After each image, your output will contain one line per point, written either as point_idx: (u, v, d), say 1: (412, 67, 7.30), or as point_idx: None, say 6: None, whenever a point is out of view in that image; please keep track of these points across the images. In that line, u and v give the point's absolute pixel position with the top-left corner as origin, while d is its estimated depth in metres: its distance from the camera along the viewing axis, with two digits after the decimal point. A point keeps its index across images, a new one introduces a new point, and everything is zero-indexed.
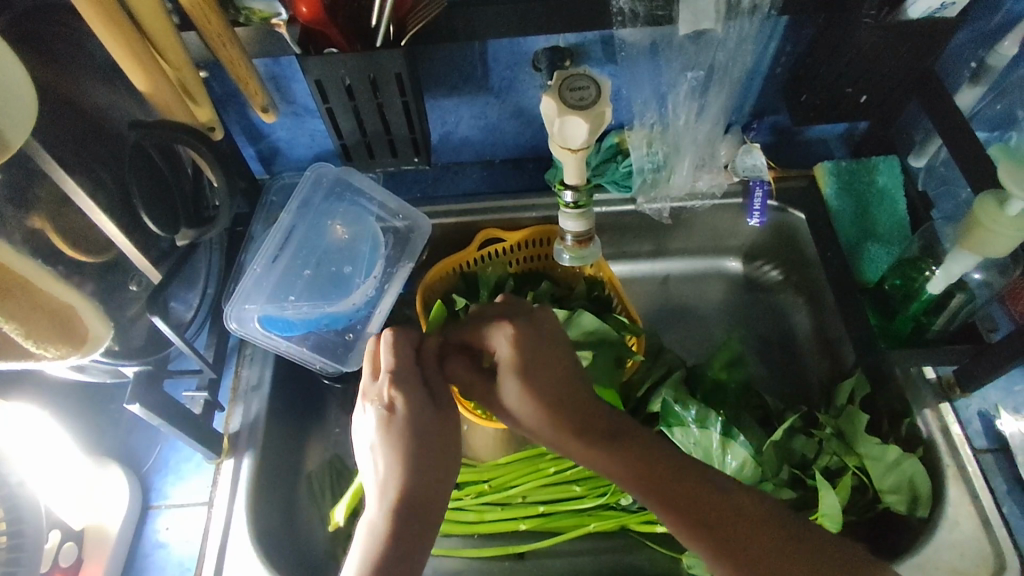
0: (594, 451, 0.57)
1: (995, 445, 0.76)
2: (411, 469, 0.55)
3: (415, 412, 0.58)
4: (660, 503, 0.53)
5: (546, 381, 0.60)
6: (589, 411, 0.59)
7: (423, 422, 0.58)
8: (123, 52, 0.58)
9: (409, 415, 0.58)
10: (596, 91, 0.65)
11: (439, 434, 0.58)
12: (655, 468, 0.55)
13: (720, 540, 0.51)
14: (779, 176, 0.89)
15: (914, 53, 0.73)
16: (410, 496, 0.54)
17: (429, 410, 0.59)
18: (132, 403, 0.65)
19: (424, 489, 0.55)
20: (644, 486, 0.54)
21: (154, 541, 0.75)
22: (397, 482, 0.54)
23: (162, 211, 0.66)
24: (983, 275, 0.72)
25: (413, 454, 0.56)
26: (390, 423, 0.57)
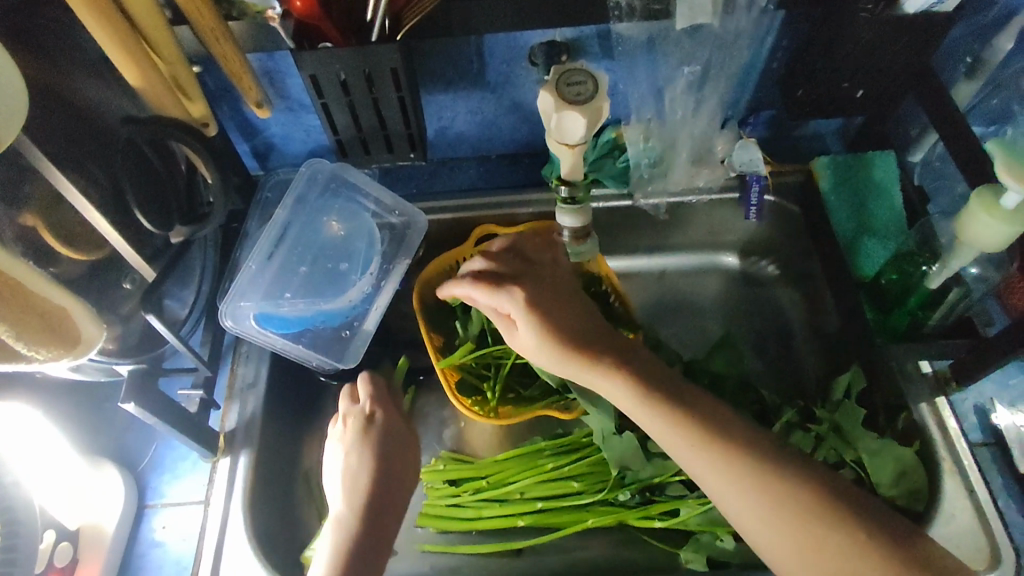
0: (614, 377, 0.64)
1: (991, 438, 0.77)
2: (371, 478, 0.73)
3: (367, 435, 0.75)
4: (675, 417, 0.61)
5: (558, 314, 0.68)
6: (603, 342, 0.67)
7: (386, 445, 0.75)
8: (115, 47, 0.57)
9: (373, 437, 0.75)
10: (592, 86, 0.64)
11: (400, 458, 0.75)
12: (672, 392, 0.63)
13: (726, 445, 0.59)
14: (775, 171, 0.88)
15: (911, 47, 0.73)
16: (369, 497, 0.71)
17: (383, 438, 0.75)
18: (127, 403, 0.64)
19: (383, 494, 0.72)
20: (655, 412, 0.62)
21: (151, 540, 0.74)
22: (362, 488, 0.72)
23: (155, 207, 0.65)
24: (979, 270, 0.73)
25: (373, 474, 0.73)
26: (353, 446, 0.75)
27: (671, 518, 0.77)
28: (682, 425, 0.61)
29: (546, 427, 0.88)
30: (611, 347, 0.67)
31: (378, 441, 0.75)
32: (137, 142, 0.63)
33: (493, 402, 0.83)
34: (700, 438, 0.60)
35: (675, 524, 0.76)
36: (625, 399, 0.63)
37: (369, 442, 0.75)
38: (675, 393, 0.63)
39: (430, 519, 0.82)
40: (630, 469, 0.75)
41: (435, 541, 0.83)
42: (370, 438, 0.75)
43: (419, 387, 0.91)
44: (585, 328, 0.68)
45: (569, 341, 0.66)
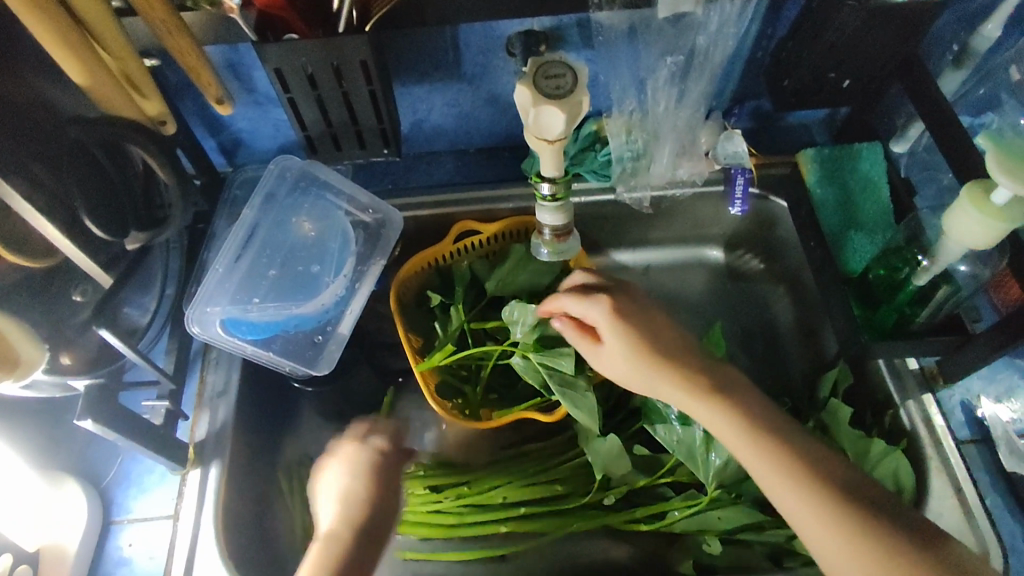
0: (720, 407, 0.61)
1: (977, 435, 0.76)
2: (352, 517, 0.66)
3: (378, 463, 0.70)
4: (780, 457, 0.57)
5: (644, 326, 0.67)
6: (685, 356, 0.66)
7: (388, 481, 0.70)
8: (55, 42, 0.53)
9: (372, 470, 0.70)
10: (572, 79, 0.61)
11: (391, 500, 0.69)
12: (781, 434, 0.59)
13: (832, 493, 0.55)
14: (761, 163, 0.87)
15: (898, 36, 0.71)
16: (348, 535, 0.65)
17: (388, 475, 0.70)
18: (83, 420, 0.60)
19: (363, 539, 0.65)
20: (728, 416, 0.61)
21: (117, 558, 0.71)
22: (338, 524, 0.66)
23: (106, 212, 0.61)
24: (969, 267, 0.70)
25: (357, 512, 0.67)
26: (345, 480, 0.69)
27: (657, 521, 0.75)
28: (784, 467, 0.57)
29: (530, 429, 0.86)
30: (710, 380, 0.64)
31: (380, 477, 0.69)
32: (87, 143, 0.59)
33: (474, 405, 0.80)
34: (765, 439, 0.59)
35: (661, 526, 0.74)
36: (726, 430, 0.60)
37: (360, 474, 0.69)
38: (788, 437, 0.59)
39: (411, 526, 0.80)
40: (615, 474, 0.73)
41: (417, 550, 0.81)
42: (369, 470, 0.69)
43: (398, 389, 0.88)
44: (669, 342, 0.67)
45: (663, 361, 0.65)
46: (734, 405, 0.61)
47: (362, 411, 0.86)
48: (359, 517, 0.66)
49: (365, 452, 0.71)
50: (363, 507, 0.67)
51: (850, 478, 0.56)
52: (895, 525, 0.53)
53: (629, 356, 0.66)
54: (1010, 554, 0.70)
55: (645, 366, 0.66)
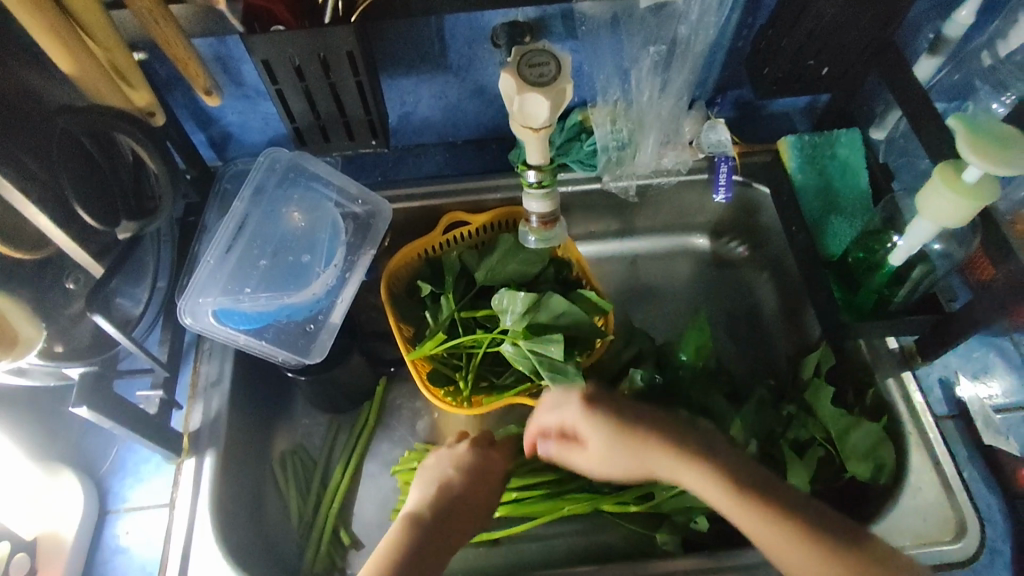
0: (714, 478, 0.59)
1: (955, 412, 0.78)
2: (439, 501, 0.67)
3: (480, 458, 0.73)
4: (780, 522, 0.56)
5: (610, 398, 0.68)
6: (653, 418, 0.66)
7: (484, 477, 0.72)
8: (43, 31, 0.54)
9: (474, 466, 0.72)
10: (555, 67, 0.63)
11: (480, 496, 0.70)
12: (774, 491, 0.58)
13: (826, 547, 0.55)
14: (743, 151, 0.88)
15: (874, 23, 0.73)
16: (436, 516, 0.66)
17: (484, 473, 0.72)
18: (79, 407, 0.61)
19: (448, 520, 0.66)
20: (709, 476, 0.60)
21: (114, 546, 0.72)
22: (426, 507, 0.67)
23: (94, 199, 0.62)
24: (942, 246, 0.72)
25: (446, 496, 0.68)
26: (441, 468, 0.71)
27: (645, 503, 0.77)
28: (787, 531, 0.56)
29: (521, 416, 0.88)
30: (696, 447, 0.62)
31: (476, 471, 0.72)
32: (75, 133, 0.60)
33: (465, 392, 0.82)
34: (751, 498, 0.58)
35: (648, 508, 0.75)
36: (728, 503, 0.59)
37: (461, 467, 0.71)
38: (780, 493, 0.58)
39: None
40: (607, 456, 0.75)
41: None
42: (470, 465, 0.72)
43: (390, 378, 0.89)
44: (640, 408, 0.67)
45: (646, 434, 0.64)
46: (717, 473, 0.60)
47: (355, 400, 0.87)
48: (456, 493, 0.69)
49: (479, 450, 0.74)
50: (454, 491, 0.69)
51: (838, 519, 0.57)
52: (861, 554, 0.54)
53: (608, 437, 0.66)
54: (986, 525, 0.72)
55: (626, 446, 0.65)
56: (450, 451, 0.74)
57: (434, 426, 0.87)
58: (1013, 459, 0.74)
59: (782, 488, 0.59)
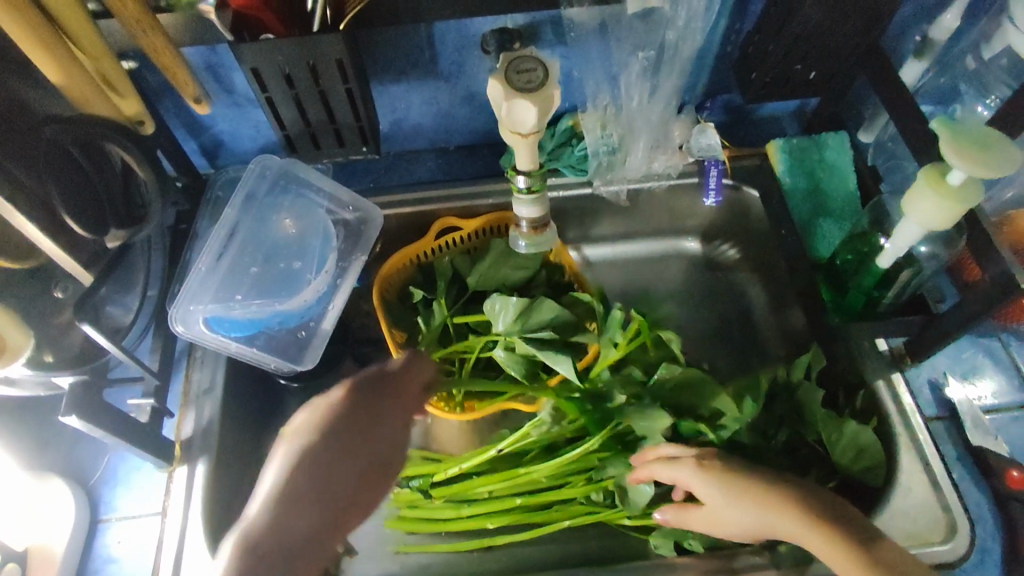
0: (818, 528, 0.58)
1: (945, 412, 0.78)
2: (306, 477, 0.54)
3: (345, 413, 0.58)
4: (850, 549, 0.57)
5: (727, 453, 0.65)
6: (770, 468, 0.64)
7: (366, 416, 0.59)
8: (31, 42, 0.54)
9: (346, 414, 0.58)
10: (543, 73, 0.63)
11: (374, 449, 0.58)
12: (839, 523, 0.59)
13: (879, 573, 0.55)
14: (733, 155, 0.89)
15: (860, 28, 0.74)
16: (297, 501, 0.53)
17: (381, 385, 0.62)
18: (68, 417, 0.61)
19: (326, 489, 0.54)
20: (812, 528, 0.59)
21: (105, 556, 0.72)
22: (285, 481, 0.53)
23: (87, 209, 0.62)
24: (930, 248, 0.72)
25: (312, 465, 0.54)
26: (308, 429, 0.56)
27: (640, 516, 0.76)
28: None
29: (515, 420, 0.88)
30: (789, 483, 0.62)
31: (341, 417, 0.58)
32: (63, 142, 0.60)
33: (457, 397, 0.82)
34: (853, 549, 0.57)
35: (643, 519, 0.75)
36: (812, 538, 0.59)
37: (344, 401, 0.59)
38: (843, 520, 0.59)
39: (402, 521, 0.82)
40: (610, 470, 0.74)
41: (406, 543, 0.83)
42: (335, 425, 0.57)
43: None
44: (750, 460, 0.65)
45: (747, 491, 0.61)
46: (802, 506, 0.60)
47: None
48: (308, 464, 0.54)
49: (357, 394, 0.60)
50: (312, 452, 0.55)
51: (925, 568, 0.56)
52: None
53: (727, 501, 0.62)
54: (976, 525, 0.73)
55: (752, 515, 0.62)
56: (317, 406, 0.59)
57: (427, 432, 0.87)
58: (1003, 460, 0.74)
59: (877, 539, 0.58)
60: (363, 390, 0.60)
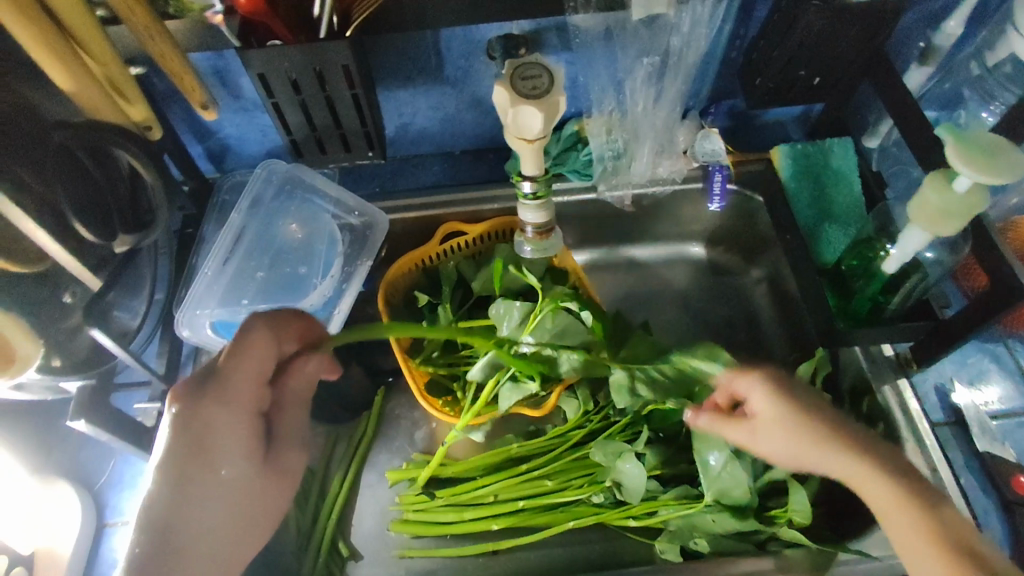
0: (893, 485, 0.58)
1: (951, 418, 0.78)
2: (172, 480, 0.56)
3: (178, 431, 0.57)
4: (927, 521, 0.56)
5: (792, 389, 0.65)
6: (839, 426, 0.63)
7: (195, 428, 0.58)
8: (40, 47, 0.54)
9: (179, 430, 0.57)
10: (548, 79, 0.64)
11: (216, 457, 0.59)
12: (899, 488, 0.58)
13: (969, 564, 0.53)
14: (737, 161, 0.88)
15: (865, 35, 0.74)
16: (176, 500, 0.56)
17: (198, 395, 0.58)
18: (75, 420, 0.63)
19: (179, 490, 0.57)
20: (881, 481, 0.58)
21: (111, 560, 0.72)
22: (158, 484, 0.56)
23: (93, 214, 0.63)
24: (935, 253, 0.72)
25: (179, 469, 0.57)
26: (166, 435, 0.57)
27: (647, 517, 0.76)
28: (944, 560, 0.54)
29: (519, 425, 0.88)
30: (861, 438, 0.61)
31: (189, 426, 0.57)
32: (71, 147, 0.61)
33: (462, 402, 0.82)
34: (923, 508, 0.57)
35: (650, 521, 0.75)
36: (892, 504, 0.58)
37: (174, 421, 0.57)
38: (932, 507, 0.57)
39: (406, 525, 0.81)
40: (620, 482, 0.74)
41: (411, 547, 0.82)
42: (172, 445, 0.56)
43: (388, 388, 0.90)
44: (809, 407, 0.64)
45: (828, 435, 0.61)
46: (882, 469, 0.59)
47: (354, 411, 0.87)
48: (158, 482, 0.56)
49: (188, 407, 0.58)
50: (180, 451, 0.57)
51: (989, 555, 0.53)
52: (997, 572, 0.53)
53: (789, 429, 0.62)
54: (983, 531, 0.73)
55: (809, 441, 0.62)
56: (171, 423, 0.58)
57: (432, 435, 0.87)
58: (1009, 465, 0.74)
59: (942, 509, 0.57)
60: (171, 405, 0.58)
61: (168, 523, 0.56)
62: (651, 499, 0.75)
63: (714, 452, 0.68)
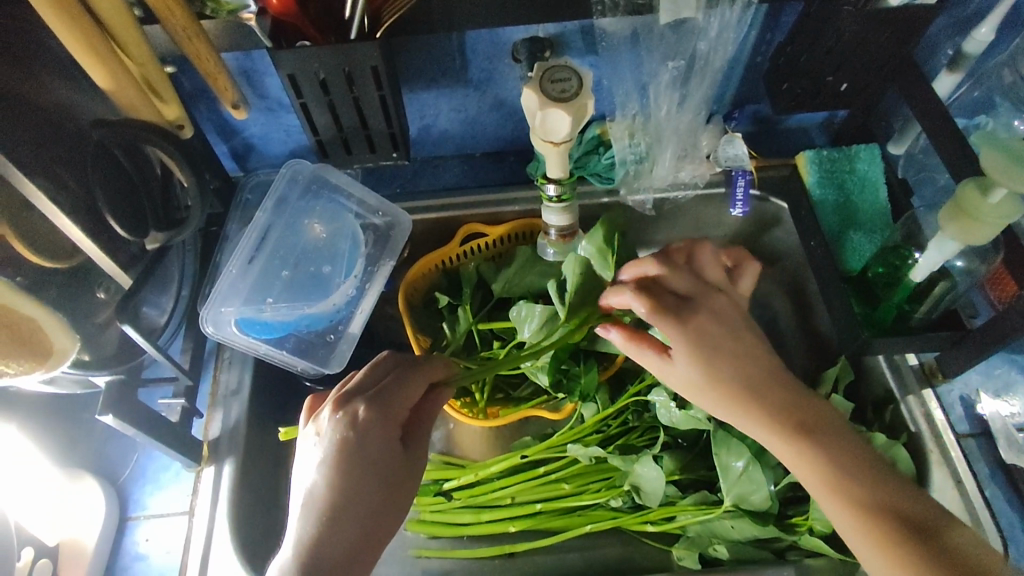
0: (772, 430, 0.60)
1: (976, 429, 0.77)
2: (351, 484, 0.55)
3: (376, 425, 0.57)
4: (823, 465, 0.58)
5: (704, 340, 0.60)
6: (754, 365, 0.61)
7: (379, 436, 0.57)
8: (80, 45, 0.55)
9: (360, 440, 0.56)
10: (577, 82, 0.63)
11: (393, 461, 0.57)
12: (817, 433, 0.59)
13: (855, 495, 0.56)
14: (760, 166, 0.89)
15: (895, 41, 0.73)
16: (351, 501, 0.54)
17: (385, 399, 0.59)
18: (104, 415, 0.63)
19: (375, 495, 0.56)
20: (768, 425, 0.60)
21: (134, 552, 0.73)
22: (330, 489, 0.55)
23: (129, 214, 0.64)
24: (965, 262, 0.72)
25: (357, 469, 0.55)
26: (334, 455, 0.56)
27: (665, 523, 0.76)
28: (849, 505, 0.56)
29: (538, 427, 0.87)
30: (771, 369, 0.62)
31: (378, 431, 0.57)
32: (108, 145, 0.61)
33: (481, 404, 0.82)
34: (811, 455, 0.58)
35: (669, 527, 0.75)
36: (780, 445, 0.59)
37: (343, 442, 0.56)
38: (835, 445, 0.59)
39: (423, 525, 0.82)
40: (642, 488, 0.73)
41: (427, 547, 0.83)
42: (352, 444, 0.56)
43: None
44: (748, 360, 0.61)
45: (740, 390, 0.60)
46: (768, 410, 0.60)
47: None
48: (357, 482, 0.55)
49: (377, 413, 0.58)
50: (361, 460, 0.56)
51: (916, 508, 0.56)
52: (903, 520, 0.55)
53: (702, 387, 0.61)
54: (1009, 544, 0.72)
55: (722, 402, 0.61)
56: (335, 436, 0.56)
57: (450, 437, 0.87)
58: None
59: (862, 475, 0.57)
60: (348, 401, 0.58)
61: (338, 533, 0.53)
62: (670, 505, 0.74)
63: (738, 457, 0.67)
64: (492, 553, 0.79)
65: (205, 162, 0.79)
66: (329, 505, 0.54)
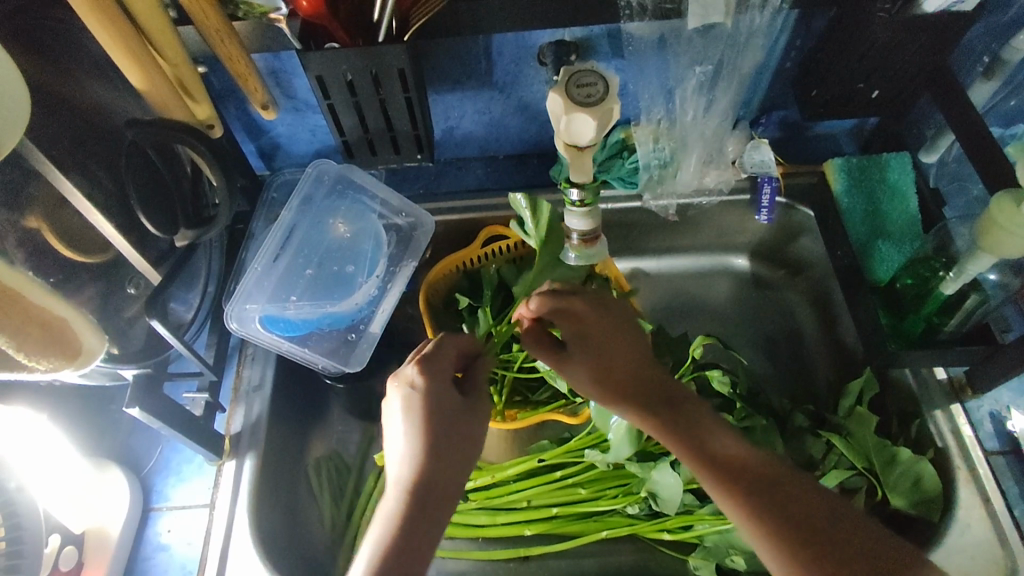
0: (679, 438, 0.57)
1: (1006, 447, 0.74)
2: (432, 440, 0.55)
3: (439, 387, 0.58)
4: (738, 486, 0.54)
5: (601, 335, 0.63)
6: (643, 371, 0.61)
7: (445, 394, 0.58)
8: (117, 45, 0.57)
9: (427, 395, 0.57)
10: (603, 87, 0.63)
11: (465, 416, 0.58)
12: (753, 467, 0.56)
13: (799, 534, 0.52)
14: (786, 172, 0.87)
15: (929, 48, 0.72)
16: (434, 457, 0.54)
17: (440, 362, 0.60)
18: (132, 408, 0.65)
19: (454, 451, 0.55)
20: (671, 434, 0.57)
21: (156, 543, 0.75)
22: (412, 448, 0.55)
23: (159, 211, 0.65)
24: (998, 276, 0.70)
25: (434, 426, 0.56)
26: (411, 416, 0.56)
27: (682, 531, 0.75)
28: (784, 539, 0.52)
29: (554, 431, 0.87)
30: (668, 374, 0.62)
31: (443, 390, 0.58)
32: (140, 144, 0.63)
33: (499, 405, 0.82)
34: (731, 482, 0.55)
35: (686, 537, 0.74)
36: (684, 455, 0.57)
37: (414, 404, 0.57)
38: (767, 480, 0.55)
39: None
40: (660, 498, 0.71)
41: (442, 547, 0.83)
42: (421, 404, 0.57)
43: None
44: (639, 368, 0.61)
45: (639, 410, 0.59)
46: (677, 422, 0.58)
47: None
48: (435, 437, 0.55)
49: (434, 372, 0.59)
50: (433, 416, 0.56)
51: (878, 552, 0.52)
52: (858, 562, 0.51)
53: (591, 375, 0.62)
54: None
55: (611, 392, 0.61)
56: (402, 396, 0.58)
57: None
58: None
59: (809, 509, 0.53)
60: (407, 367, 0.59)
61: (426, 490, 0.53)
62: (688, 513, 0.74)
63: None
64: (508, 556, 0.79)
65: (233, 161, 0.80)
66: (418, 458, 0.54)
